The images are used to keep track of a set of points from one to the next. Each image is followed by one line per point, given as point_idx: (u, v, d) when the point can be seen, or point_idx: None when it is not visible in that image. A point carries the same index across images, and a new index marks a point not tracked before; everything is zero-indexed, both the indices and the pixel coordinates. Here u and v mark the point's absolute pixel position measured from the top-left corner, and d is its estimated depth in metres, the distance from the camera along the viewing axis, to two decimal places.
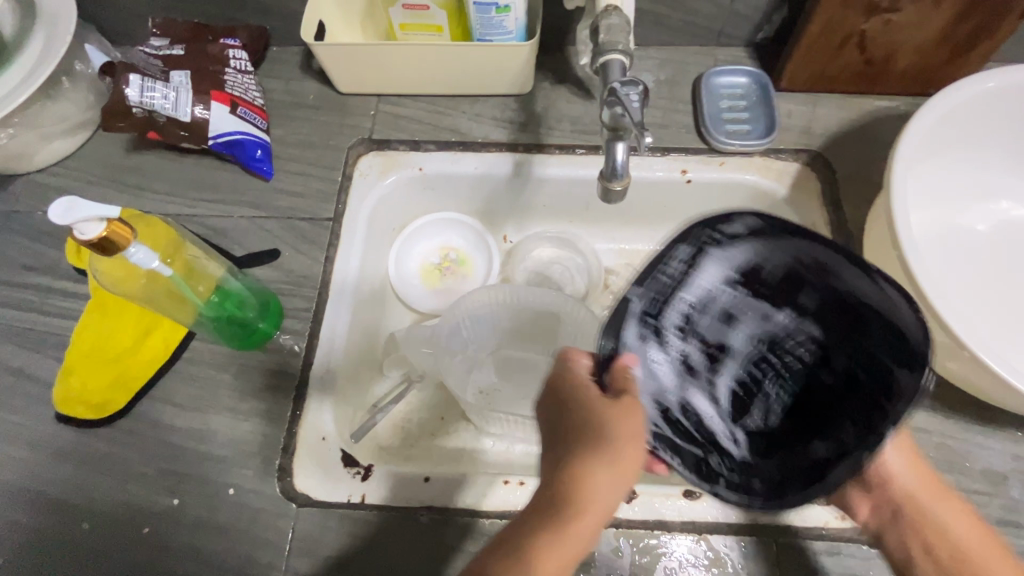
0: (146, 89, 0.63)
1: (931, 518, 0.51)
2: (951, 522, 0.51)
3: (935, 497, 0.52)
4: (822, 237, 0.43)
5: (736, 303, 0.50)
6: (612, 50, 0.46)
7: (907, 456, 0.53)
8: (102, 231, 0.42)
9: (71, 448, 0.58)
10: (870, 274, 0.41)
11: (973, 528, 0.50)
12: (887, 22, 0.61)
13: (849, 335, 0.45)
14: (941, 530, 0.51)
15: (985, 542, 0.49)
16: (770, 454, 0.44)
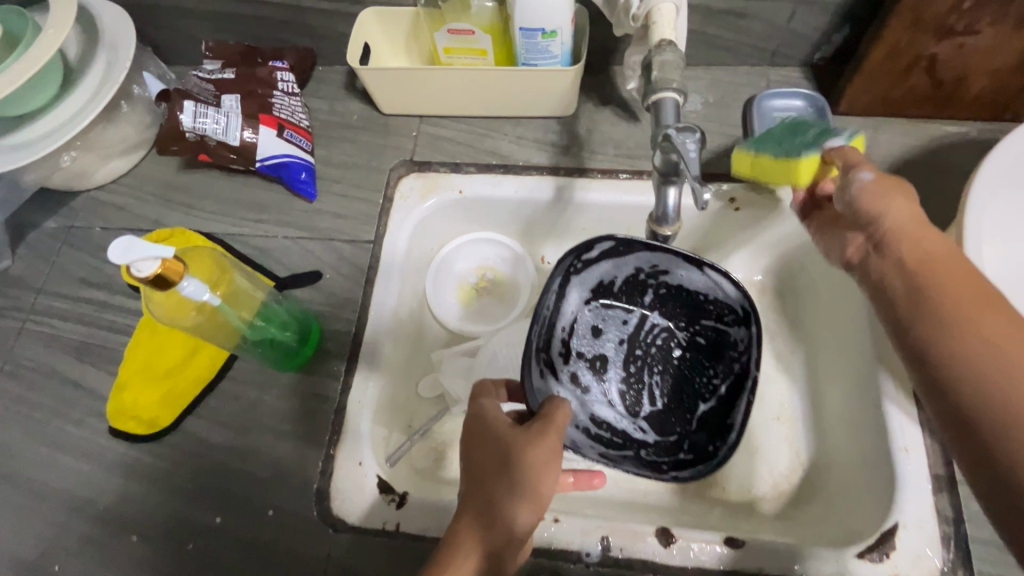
0: (198, 115, 0.64)
1: (936, 266, 0.44)
2: (958, 282, 0.43)
3: (962, 266, 0.43)
4: (677, 249, 0.55)
5: (598, 317, 0.62)
6: (666, 88, 0.44)
7: (901, 205, 0.46)
8: (157, 269, 0.43)
9: (123, 461, 0.60)
10: (699, 267, 0.56)
11: (981, 296, 0.41)
12: (961, 46, 0.57)
13: (692, 319, 0.61)
14: (952, 285, 0.42)
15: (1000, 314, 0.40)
16: (682, 420, 0.60)
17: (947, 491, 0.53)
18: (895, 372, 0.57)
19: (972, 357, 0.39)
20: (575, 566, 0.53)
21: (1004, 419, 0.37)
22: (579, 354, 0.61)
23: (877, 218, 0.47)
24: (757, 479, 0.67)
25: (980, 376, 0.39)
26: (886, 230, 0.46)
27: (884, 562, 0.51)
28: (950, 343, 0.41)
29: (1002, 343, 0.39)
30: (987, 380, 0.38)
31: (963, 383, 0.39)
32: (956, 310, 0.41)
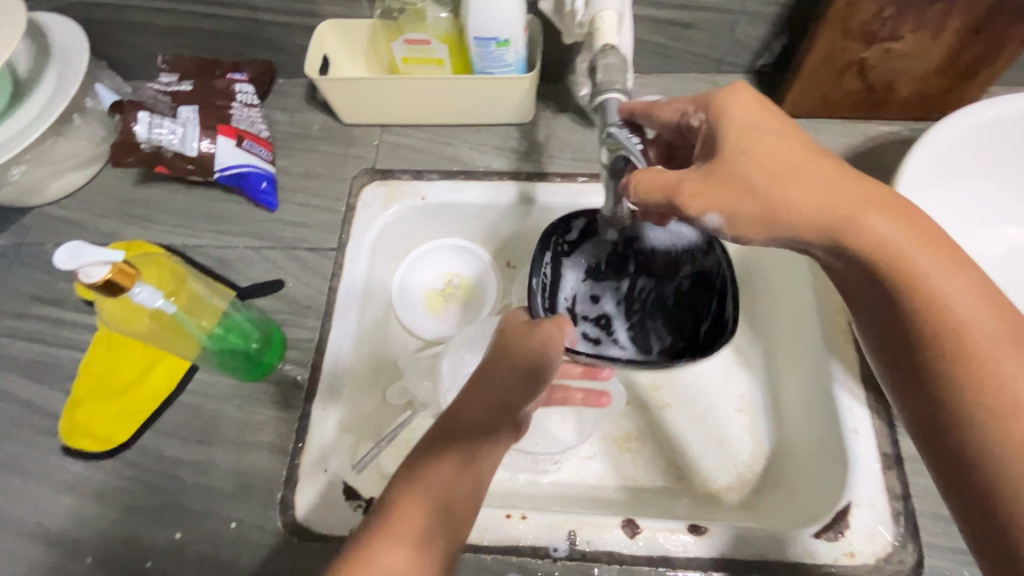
0: (154, 126, 0.64)
1: (879, 227, 0.41)
2: (895, 238, 0.41)
3: (903, 224, 0.41)
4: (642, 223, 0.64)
5: (595, 287, 0.66)
6: (610, 90, 0.47)
7: (804, 156, 0.42)
8: (106, 274, 0.44)
9: (75, 481, 0.58)
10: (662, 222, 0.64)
11: (930, 252, 0.40)
12: (887, 50, 0.61)
13: (673, 268, 0.65)
14: (904, 257, 0.40)
15: (951, 273, 0.40)
16: (686, 346, 0.62)
17: (895, 469, 0.55)
18: (843, 357, 0.60)
19: (950, 343, 0.38)
20: (543, 562, 0.54)
21: (986, 408, 0.37)
22: (583, 317, 0.66)
23: (779, 186, 0.41)
24: (721, 470, 0.69)
25: (955, 359, 0.38)
26: (788, 211, 0.42)
27: (839, 540, 0.53)
28: (918, 325, 0.40)
29: (966, 311, 0.39)
30: (961, 368, 0.38)
31: (945, 374, 0.38)
32: (919, 289, 0.40)
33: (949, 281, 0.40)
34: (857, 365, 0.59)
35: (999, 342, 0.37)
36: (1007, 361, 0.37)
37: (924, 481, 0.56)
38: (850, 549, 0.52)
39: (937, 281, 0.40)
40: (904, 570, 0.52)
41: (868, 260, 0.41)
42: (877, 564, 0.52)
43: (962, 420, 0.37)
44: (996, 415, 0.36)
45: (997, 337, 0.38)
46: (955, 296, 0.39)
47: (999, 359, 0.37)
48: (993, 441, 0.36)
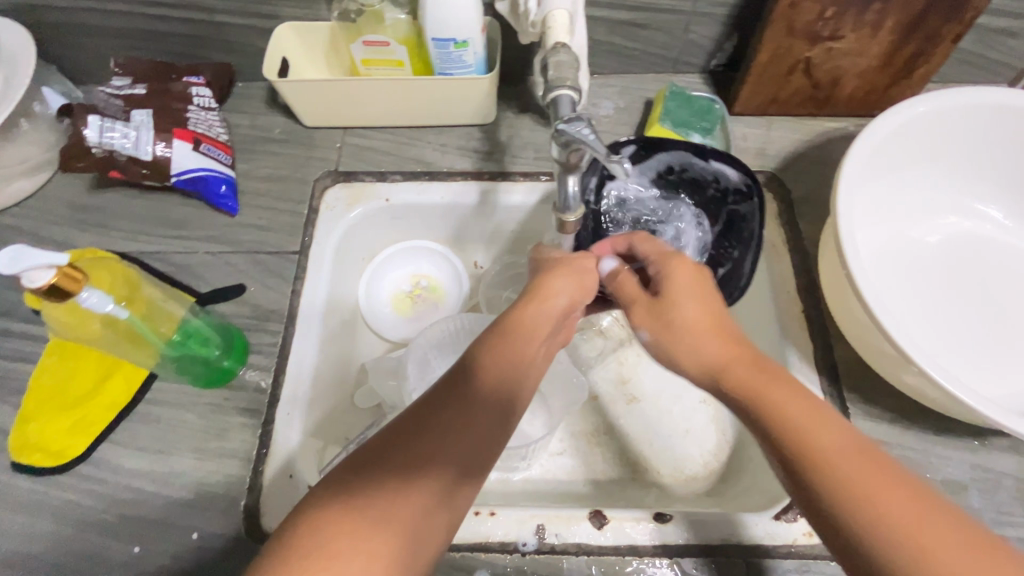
0: (105, 130, 0.63)
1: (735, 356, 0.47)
2: (773, 392, 0.44)
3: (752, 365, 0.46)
4: (684, 141, 0.64)
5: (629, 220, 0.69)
6: (561, 86, 0.47)
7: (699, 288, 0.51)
8: (51, 279, 0.43)
9: (27, 497, 0.56)
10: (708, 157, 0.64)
11: (791, 397, 0.43)
12: (830, 49, 0.64)
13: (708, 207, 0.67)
14: (784, 408, 0.42)
15: (817, 417, 0.42)
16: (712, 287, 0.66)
17: None
18: (798, 344, 0.61)
19: (836, 473, 0.38)
20: (511, 557, 0.54)
21: (881, 536, 0.35)
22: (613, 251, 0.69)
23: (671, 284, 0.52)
24: (689, 459, 0.70)
25: (836, 487, 0.38)
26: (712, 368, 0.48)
27: (797, 521, 0.55)
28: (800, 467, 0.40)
29: (833, 443, 0.40)
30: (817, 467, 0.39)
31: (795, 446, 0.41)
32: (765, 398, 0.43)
33: (809, 421, 0.41)
34: (812, 351, 0.61)
35: (866, 470, 0.38)
36: (886, 492, 0.37)
37: None
38: (808, 529, 0.54)
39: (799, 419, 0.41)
40: None
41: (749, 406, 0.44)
42: None
43: (859, 546, 0.36)
44: (893, 537, 0.35)
45: (863, 466, 0.38)
46: (821, 431, 0.40)
47: (866, 482, 0.37)
48: (893, 557, 0.34)
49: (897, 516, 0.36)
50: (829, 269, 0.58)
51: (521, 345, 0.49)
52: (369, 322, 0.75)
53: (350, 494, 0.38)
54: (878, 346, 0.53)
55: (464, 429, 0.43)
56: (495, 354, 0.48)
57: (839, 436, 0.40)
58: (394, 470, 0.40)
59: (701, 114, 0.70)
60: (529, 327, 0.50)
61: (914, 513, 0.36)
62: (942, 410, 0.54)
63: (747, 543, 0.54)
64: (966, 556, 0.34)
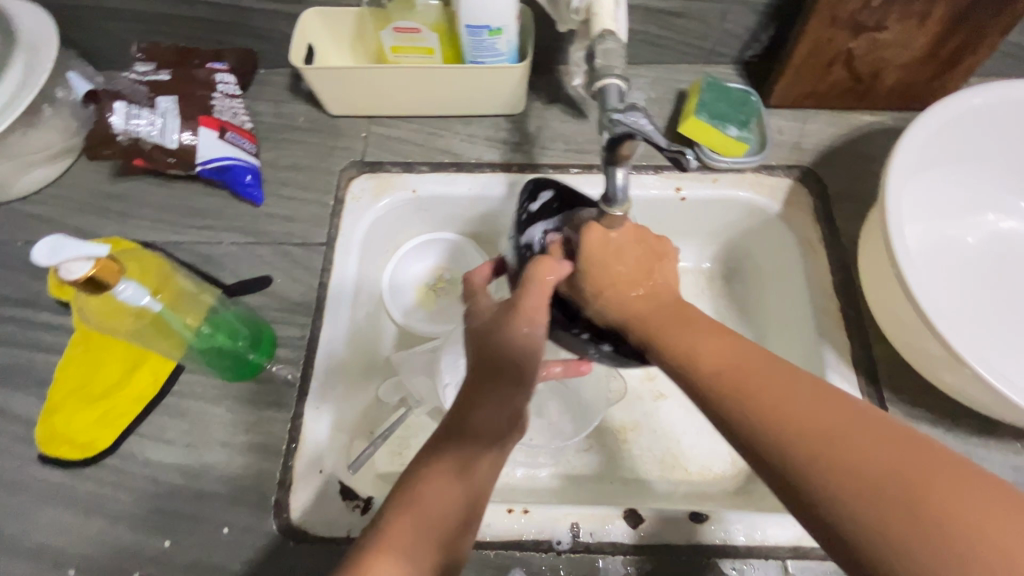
0: (131, 117, 0.62)
1: (652, 305, 0.47)
2: (677, 331, 0.45)
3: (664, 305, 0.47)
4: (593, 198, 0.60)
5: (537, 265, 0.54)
6: (610, 74, 0.45)
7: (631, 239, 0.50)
8: (89, 270, 0.41)
9: (55, 490, 0.56)
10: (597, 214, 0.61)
11: (696, 327, 0.45)
12: (874, 40, 0.62)
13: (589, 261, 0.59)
14: (692, 345, 0.43)
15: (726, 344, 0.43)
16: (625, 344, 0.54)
17: None
18: (836, 343, 0.60)
19: (745, 389, 0.39)
20: (546, 555, 0.53)
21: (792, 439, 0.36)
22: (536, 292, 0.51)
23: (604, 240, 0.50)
24: (717, 457, 0.69)
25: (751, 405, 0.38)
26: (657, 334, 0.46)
27: None
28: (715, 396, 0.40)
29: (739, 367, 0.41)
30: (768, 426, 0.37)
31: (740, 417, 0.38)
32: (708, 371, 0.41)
33: (714, 347, 0.43)
34: (850, 350, 0.59)
35: (775, 382, 0.39)
36: (795, 400, 0.37)
37: None
38: None
39: (706, 346, 0.43)
40: None
41: (662, 346, 0.45)
42: None
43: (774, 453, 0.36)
44: (800, 438, 0.35)
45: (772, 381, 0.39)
46: (728, 357, 0.41)
47: (772, 391, 0.38)
48: (805, 454, 0.35)
49: (798, 418, 0.36)
50: (873, 267, 0.56)
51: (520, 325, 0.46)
52: (391, 298, 0.74)
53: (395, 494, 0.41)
54: (923, 346, 0.51)
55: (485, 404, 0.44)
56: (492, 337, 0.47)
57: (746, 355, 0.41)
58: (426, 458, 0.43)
59: (737, 106, 0.69)
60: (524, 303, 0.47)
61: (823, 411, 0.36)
62: (987, 412, 0.52)
63: (786, 544, 0.53)
64: (867, 441, 0.34)
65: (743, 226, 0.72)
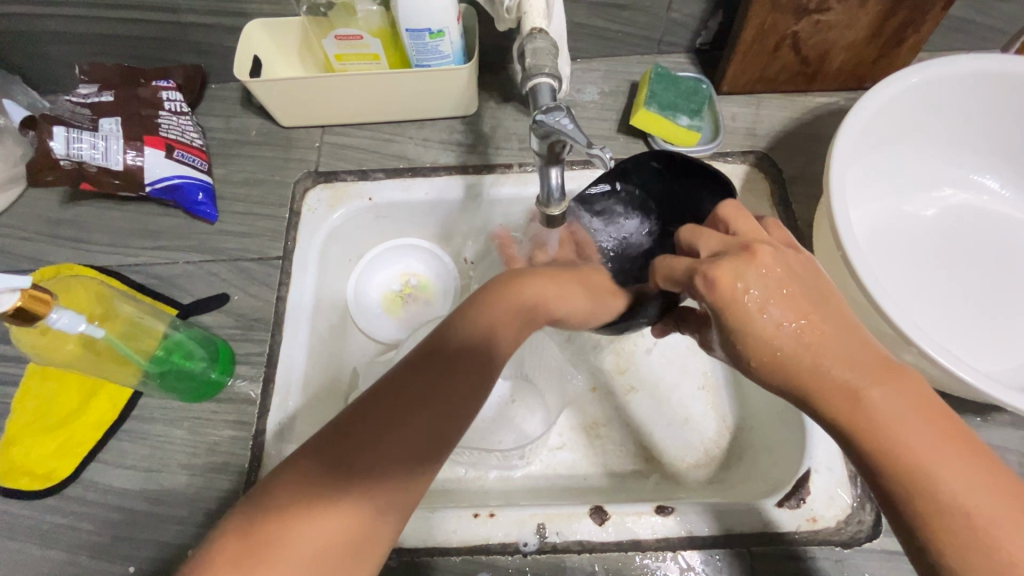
0: (73, 141, 0.60)
1: (839, 354, 0.37)
2: (874, 401, 0.35)
3: (871, 374, 0.36)
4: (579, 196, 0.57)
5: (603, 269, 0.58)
6: (540, 74, 0.45)
7: (776, 279, 0.39)
8: (18, 301, 0.42)
9: (14, 523, 0.55)
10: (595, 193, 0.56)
11: (910, 406, 0.35)
12: (817, 22, 0.62)
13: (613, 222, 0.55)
14: (855, 406, 0.36)
15: (936, 430, 0.35)
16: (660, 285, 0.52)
17: None
18: None
19: (928, 472, 0.34)
20: (513, 558, 0.53)
21: None
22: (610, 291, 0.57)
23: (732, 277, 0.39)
24: (689, 447, 0.69)
25: (947, 515, 0.33)
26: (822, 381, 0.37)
27: (801, 507, 0.54)
28: (906, 489, 0.34)
29: (956, 473, 0.34)
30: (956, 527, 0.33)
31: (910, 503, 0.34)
32: (877, 442, 0.35)
33: (919, 431, 0.35)
34: None
35: (978, 486, 0.33)
36: (993, 509, 0.33)
37: None
38: (812, 514, 0.53)
39: (933, 437, 0.34)
40: (863, 531, 0.53)
41: (808, 398, 0.37)
42: (837, 528, 0.53)
43: (947, 561, 0.33)
44: (995, 557, 0.32)
45: (978, 489, 0.33)
46: (912, 432, 0.35)
47: (987, 514, 0.33)
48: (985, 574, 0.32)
49: (999, 534, 0.32)
50: (825, 250, 0.56)
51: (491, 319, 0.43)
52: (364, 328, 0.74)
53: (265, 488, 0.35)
54: (875, 325, 0.51)
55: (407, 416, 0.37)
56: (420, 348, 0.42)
57: (958, 454, 0.34)
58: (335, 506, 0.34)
59: (689, 94, 0.68)
60: (497, 304, 0.44)
61: (1015, 527, 0.32)
62: (943, 388, 0.52)
63: (750, 531, 0.53)
64: None
65: None
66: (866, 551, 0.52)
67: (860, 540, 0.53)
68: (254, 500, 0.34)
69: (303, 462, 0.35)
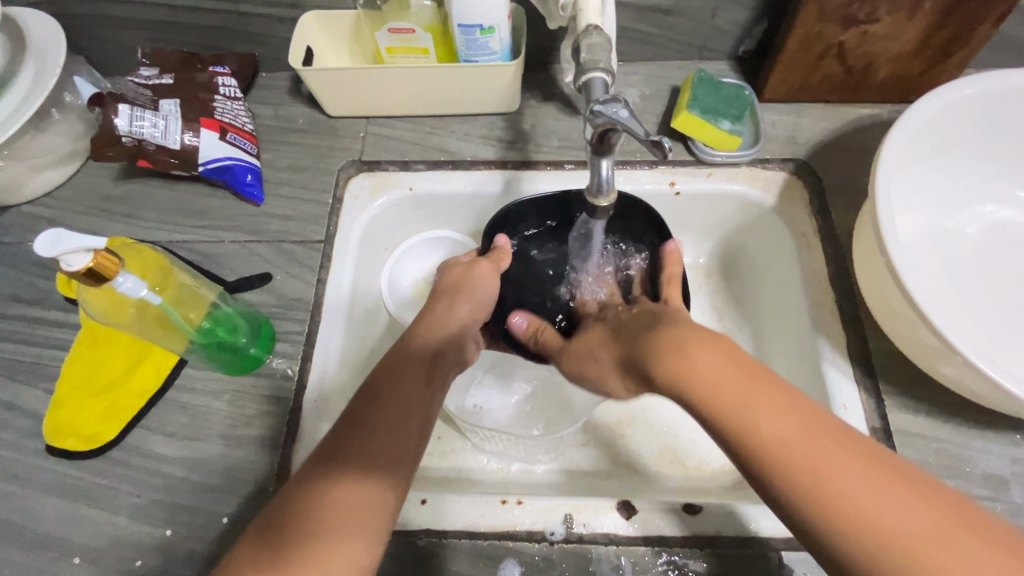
0: (135, 119, 0.63)
1: (687, 355, 0.44)
2: (720, 388, 0.41)
3: (721, 362, 0.42)
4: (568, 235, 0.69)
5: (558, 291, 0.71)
6: (594, 68, 0.46)
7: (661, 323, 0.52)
8: (88, 262, 0.44)
9: (58, 481, 0.57)
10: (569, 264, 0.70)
11: (742, 384, 0.41)
12: (865, 33, 0.62)
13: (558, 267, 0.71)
14: (704, 391, 0.42)
15: (768, 397, 0.40)
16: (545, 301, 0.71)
17: (884, 442, 0.54)
18: (830, 335, 0.60)
19: (769, 431, 0.38)
20: (539, 546, 0.53)
21: (841, 515, 0.35)
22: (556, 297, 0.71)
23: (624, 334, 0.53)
24: (714, 452, 0.69)
25: (792, 477, 0.37)
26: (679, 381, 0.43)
27: None
28: (756, 461, 0.38)
29: (815, 453, 0.37)
30: (799, 476, 0.37)
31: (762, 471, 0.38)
32: (730, 424, 0.40)
33: (752, 402, 0.40)
34: (845, 342, 0.59)
35: (833, 456, 0.36)
36: (821, 457, 0.37)
37: (917, 454, 0.54)
38: None
39: (765, 416, 0.39)
40: None
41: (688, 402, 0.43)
42: None
43: (806, 518, 0.36)
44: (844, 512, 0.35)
45: (817, 444, 0.37)
46: (738, 395, 0.40)
47: (822, 462, 0.36)
48: (816, 510, 0.36)
49: (840, 481, 0.35)
50: (866, 258, 0.56)
51: (448, 331, 0.57)
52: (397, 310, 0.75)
53: (310, 485, 0.42)
54: (918, 337, 0.51)
55: (409, 399, 0.48)
56: (417, 344, 0.54)
57: (802, 425, 0.38)
58: (339, 467, 0.43)
59: (730, 100, 0.69)
60: (441, 315, 0.58)
61: (869, 485, 0.35)
62: (984, 402, 0.51)
63: (780, 535, 0.53)
64: (889, 494, 0.34)
65: (739, 221, 0.72)
66: None
67: None
68: (330, 450, 0.44)
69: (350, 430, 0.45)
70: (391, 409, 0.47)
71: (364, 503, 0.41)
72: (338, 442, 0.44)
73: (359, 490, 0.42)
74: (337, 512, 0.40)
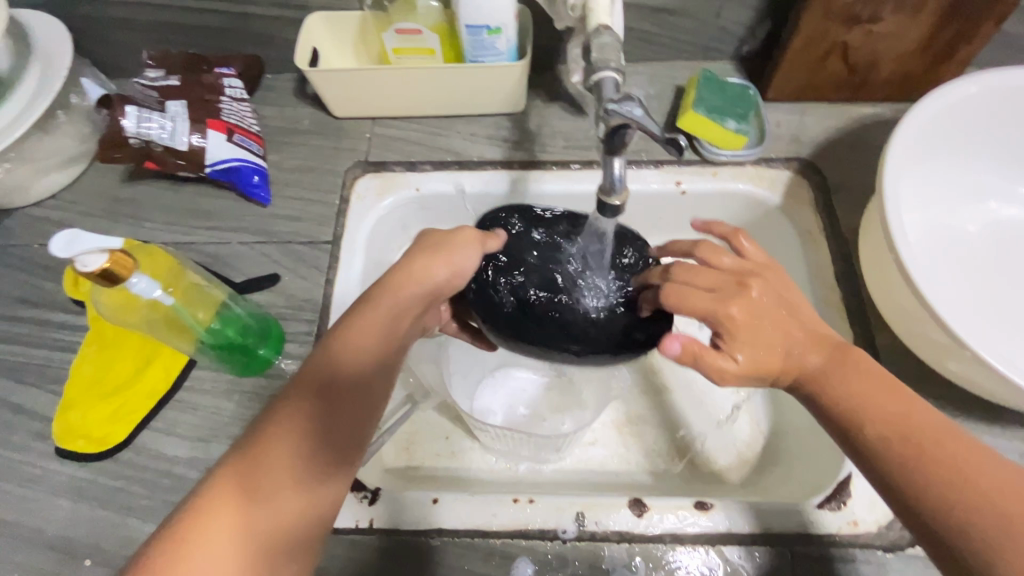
0: (142, 120, 0.63)
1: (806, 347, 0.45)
2: (848, 380, 0.44)
3: (836, 358, 0.45)
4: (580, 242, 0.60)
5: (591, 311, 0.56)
6: (605, 68, 0.46)
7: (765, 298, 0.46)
8: (103, 262, 0.44)
9: (68, 483, 0.57)
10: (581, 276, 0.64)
11: (862, 379, 0.44)
12: (869, 33, 0.63)
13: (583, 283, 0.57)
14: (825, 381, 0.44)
15: (890, 392, 0.43)
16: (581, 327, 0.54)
17: None
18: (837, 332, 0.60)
19: (890, 422, 0.42)
20: (552, 544, 0.53)
21: (967, 495, 0.38)
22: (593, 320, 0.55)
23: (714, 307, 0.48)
24: (721, 450, 0.69)
25: (924, 464, 0.39)
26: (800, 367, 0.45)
27: (841, 510, 0.53)
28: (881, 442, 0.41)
29: (918, 428, 0.41)
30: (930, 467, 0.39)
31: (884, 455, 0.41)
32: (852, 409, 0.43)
33: (874, 393, 0.43)
34: (852, 339, 0.59)
35: (950, 447, 0.40)
36: (942, 443, 0.40)
37: None
38: (853, 517, 0.53)
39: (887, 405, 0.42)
40: (905, 536, 0.52)
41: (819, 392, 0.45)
42: (879, 532, 0.52)
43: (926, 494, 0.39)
44: (948, 477, 0.38)
45: (940, 435, 0.40)
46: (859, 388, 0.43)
47: (949, 450, 0.40)
48: (940, 490, 0.38)
49: (966, 466, 0.39)
50: (874, 255, 0.57)
51: (388, 322, 0.48)
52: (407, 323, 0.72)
53: (206, 510, 0.38)
54: (927, 333, 0.51)
55: (340, 413, 0.43)
56: (349, 342, 0.46)
57: (920, 416, 0.42)
58: (246, 500, 0.39)
59: (735, 99, 0.69)
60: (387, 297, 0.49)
61: (995, 470, 0.39)
62: (991, 397, 0.51)
63: (791, 531, 0.53)
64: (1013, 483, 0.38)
65: (745, 219, 0.72)
66: (908, 557, 0.51)
67: (903, 545, 0.52)
68: (240, 478, 0.39)
69: (280, 448, 0.40)
70: (319, 425, 0.42)
71: (276, 530, 0.39)
72: (250, 465, 0.40)
73: (274, 513, 0.39)
74: (234, 545, 0.38)
